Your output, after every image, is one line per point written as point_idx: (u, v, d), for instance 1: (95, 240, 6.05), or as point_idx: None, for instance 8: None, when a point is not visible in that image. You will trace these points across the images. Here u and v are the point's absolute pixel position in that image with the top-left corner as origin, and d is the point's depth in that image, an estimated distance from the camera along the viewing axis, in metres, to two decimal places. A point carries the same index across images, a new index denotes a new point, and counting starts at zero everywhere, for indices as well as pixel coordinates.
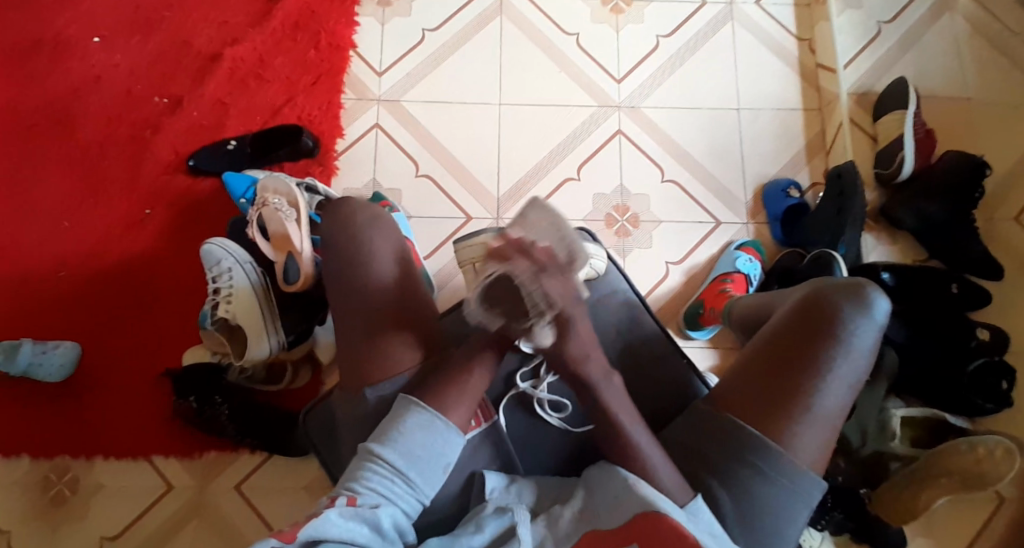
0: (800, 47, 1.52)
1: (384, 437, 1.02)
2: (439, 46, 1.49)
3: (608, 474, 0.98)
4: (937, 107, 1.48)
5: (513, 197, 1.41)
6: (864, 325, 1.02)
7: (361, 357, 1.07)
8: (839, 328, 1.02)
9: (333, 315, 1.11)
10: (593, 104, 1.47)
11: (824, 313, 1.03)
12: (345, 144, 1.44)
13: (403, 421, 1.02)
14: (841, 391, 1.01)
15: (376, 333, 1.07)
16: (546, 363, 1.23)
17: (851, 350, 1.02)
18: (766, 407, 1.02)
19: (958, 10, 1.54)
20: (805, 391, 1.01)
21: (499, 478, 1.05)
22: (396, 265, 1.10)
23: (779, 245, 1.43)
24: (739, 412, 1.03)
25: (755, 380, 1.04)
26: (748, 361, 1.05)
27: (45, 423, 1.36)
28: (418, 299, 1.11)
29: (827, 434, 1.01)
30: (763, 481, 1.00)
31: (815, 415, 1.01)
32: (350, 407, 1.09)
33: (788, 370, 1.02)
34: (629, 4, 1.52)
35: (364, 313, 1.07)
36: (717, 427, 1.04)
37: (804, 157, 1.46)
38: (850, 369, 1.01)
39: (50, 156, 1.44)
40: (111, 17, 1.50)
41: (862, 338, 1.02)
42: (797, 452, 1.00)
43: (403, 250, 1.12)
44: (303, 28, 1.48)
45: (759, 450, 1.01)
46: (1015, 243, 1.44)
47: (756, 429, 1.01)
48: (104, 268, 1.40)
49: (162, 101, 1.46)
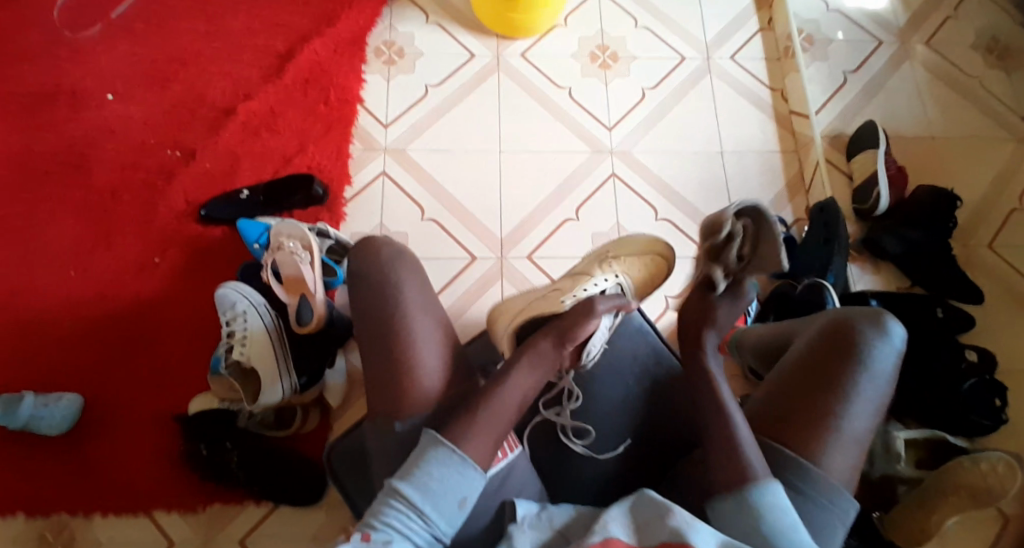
0: (774, 96, 1.63)
1: (405, 473, 1.01)
2: (442, 98, 1.57)
3: (631, 498, 0.99)
4: (907, 147, 1.59)
5: (516, 236, 1.47)
6: (886, 350, 1.08)
7: (392, 389, 1.08)
8: (862, 351, 1.08)
9: (362, 351, 1.12)
10: (587, 150, 1.55)
11: (849, 339, 1.09)
12: (353, 191, 1.49)
13: (424, 456, 1.02)
14: (870, 413, 1.06)
15: (404, 366, 1.09)
16: (568, 391, 1.26)
17: (876, 374, 1.07)
18: (802, 429, 1.05)
19: (917, 59, 1.66)
20: (837, 412, 1.05)
21: (530, 506, 1.05)
22: (423, 299, 1.13)
23: (770, 277, 1.50)
24: (773, 434, 1.06)
25: (787, 401, 1.07)
26: (779, 385, 1.09)
27: (43, 476, 1.32)
28: (444, 333, 1.13)
29: (857, 453, 1.05)
30: (802, 498, 1.02)
31: (849, 435, 1.05)
32: (380, 439, 1.08)
33: (819, 392, 1.06)
34: (616, 60, 1.63)
35: (393, 344, 1.09)
36: (751, 447, 1.07)
37: (787, 195, 1.55)
38: (875, 391, 1.06)
39: (61, 208, 1.46)
40: (125, 76, 1.57)
41: (885, 363, 1.08)
42: (832, 470, 1.03)
43: (426, 284, 1.15)
44: (312, 84, 1.56)
45: (796, 469, 1.03)
46: (990, 269, 1.53)
47: (792, 448, 1.04)
48: (112, 316, 1.41)
49: (174, 153, 1.51)
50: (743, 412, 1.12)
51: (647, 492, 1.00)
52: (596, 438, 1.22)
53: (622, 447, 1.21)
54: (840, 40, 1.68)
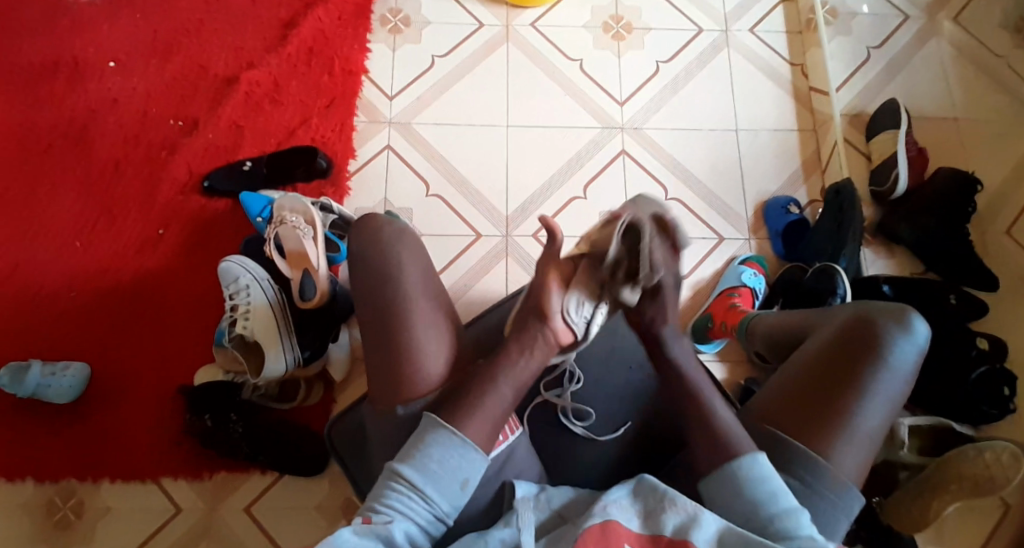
0: (792, 72, 1.58)
1: (404, 456, 1.01)
2: (449, 70, 1.53)
3: (633, 483, 1.00)
4: (928, 128, 1.54)
5: (522, 214, 1.45)
6: (908, 348, 1.07)
7: (391, 380, 1.09)
8: (883, 348, 1.06)
9: (363, 336, 1.11)
10: (596, 126, 1.51)
11: (871, 335, 1.07)
12: (357, 165, 1.47)
13: (424, 438, 1.02)
14: (885, 412, 1.05)
15: (407, 354, 1.08)
16: (569, 373, 1.27)
17: (897, 370, 1.06)
18: (813, 426, 1.05)
19: (944, 36, 1.60)
20: (851, 409, 1.04)
21: (529, 487, 1.06)
22: (423, 284, 1.11)
23: (781, 260, 1.47)
24: (783, 429, 1.07)
25: (802, 397, 1.07)
26: (793, 379, 1.09)
27: (51, 444, 1.35)
28: (444, 320, 1.12)
29: (869, 451, 1.05)
30: (811, 494, 1.03)
31: (862, 433, 1.04)
32: (382, 428, 1.10)
33: (834, 389, 1.06)
34: (630, 32, 1.58)
35: (393, 333, 1.08)
36: (760, 440, 1.07)
37: (801, 176, 1.51)
38: (893, 390, 1.06)
39: (66, 177, 1.46)
40: (128, 42, 1.54)
41: (906, 360, 1.07)
42: (843, 468, 1.04)
43: (427, 267, 1.13)
44: (317, 53, 1.52)
45: (806, 465, 1.03)
46: (1008, 256, 1.49)
47: (802, 444, 1.05)
48: (117, 287, 1.41)
49: (178, 123, 1.50)
50: (755, 404, 1.12)
51: (646, 477, 1.01)
52: (596, 421, 1.24)
53: (622, 430, 1.23)
54: (865, 14, 1.62)
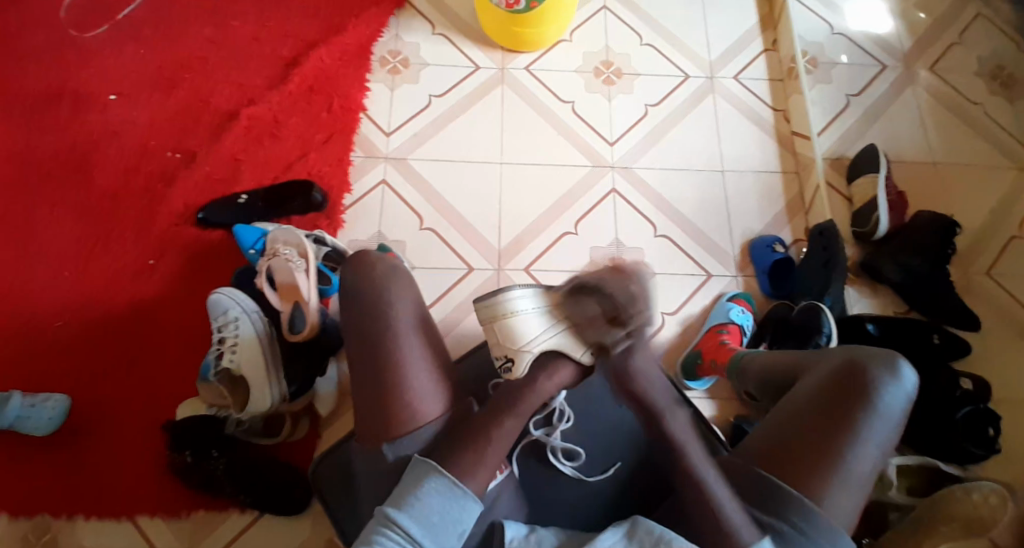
0: (775, 117, 1.63)
1: (400, 502, 1.00)
2: (445, 109, 1.57)
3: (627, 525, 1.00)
4: (907, 173, 1.60)
5: (514, 247, 1.47)
6: (897, 393, 1.09)
7: (381, 409, 1.07)
8: (873, 393, 1.08)
9: (352, 367, 1.10)
10: (588, 164, 1.55)
11: (861, 380, 1.09)
12: (352, 200, 1.49)
13: (422, 486, 1.01)
14: (875, 455, 1.07)
15: (397, 385, 1.07)
16: (560, 411, 1.23)
17: (886, 414, 1.08)
18: (804, 469, 1.06)
19: (919, 85, 1.67)
20: (842, 452, 1.06)
21: (519, 528, 1.03)
22: (413, 315, 1.11)
23: (767, 298, 1.50)
24: (775, 471, 1.07)
25: (792, 440, 1.09)
26: (784, 423, 1.11)
27: (30, 476, 1.31)
28: (433, 353, 1.12)
29: (859, 494, 1.06)
30: (805, 537, 1.03)
31: (852, 476, 1.06)
32: (370, 466, 1.08)
33: (824, 432, 1.07)
34: (620, 76, 1.63)
35: (383, 361, 1.08)
36: (750, 481, 1.08)
37: (785, 217, 1.55)
38: (882, 435, 1.07)
39: (60, 207, 1.47)
40: (130, 77, 1.57)
41: (895, 407, 1.08)
42: (833, 511, 1.04)
43: (418, 300, 1.13)
44: (317, 91, 1.56)
45: (798, 507, 1.04)
46: (990, 297, 1.53)
47: (793, 486, 1.05)
48: (106, 317, 1.40)
49: (176, 155, 1.51)
50: (744, 445, 1.13)
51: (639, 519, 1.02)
52: (586, 461, 1.21)
53: (612, 470, 1.20)
54: (844, 64, 1.68)
